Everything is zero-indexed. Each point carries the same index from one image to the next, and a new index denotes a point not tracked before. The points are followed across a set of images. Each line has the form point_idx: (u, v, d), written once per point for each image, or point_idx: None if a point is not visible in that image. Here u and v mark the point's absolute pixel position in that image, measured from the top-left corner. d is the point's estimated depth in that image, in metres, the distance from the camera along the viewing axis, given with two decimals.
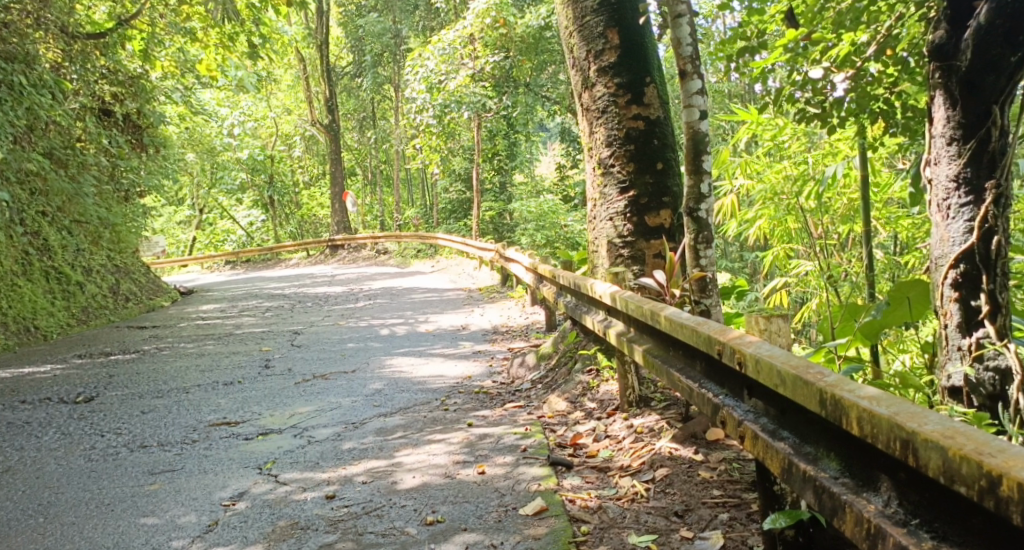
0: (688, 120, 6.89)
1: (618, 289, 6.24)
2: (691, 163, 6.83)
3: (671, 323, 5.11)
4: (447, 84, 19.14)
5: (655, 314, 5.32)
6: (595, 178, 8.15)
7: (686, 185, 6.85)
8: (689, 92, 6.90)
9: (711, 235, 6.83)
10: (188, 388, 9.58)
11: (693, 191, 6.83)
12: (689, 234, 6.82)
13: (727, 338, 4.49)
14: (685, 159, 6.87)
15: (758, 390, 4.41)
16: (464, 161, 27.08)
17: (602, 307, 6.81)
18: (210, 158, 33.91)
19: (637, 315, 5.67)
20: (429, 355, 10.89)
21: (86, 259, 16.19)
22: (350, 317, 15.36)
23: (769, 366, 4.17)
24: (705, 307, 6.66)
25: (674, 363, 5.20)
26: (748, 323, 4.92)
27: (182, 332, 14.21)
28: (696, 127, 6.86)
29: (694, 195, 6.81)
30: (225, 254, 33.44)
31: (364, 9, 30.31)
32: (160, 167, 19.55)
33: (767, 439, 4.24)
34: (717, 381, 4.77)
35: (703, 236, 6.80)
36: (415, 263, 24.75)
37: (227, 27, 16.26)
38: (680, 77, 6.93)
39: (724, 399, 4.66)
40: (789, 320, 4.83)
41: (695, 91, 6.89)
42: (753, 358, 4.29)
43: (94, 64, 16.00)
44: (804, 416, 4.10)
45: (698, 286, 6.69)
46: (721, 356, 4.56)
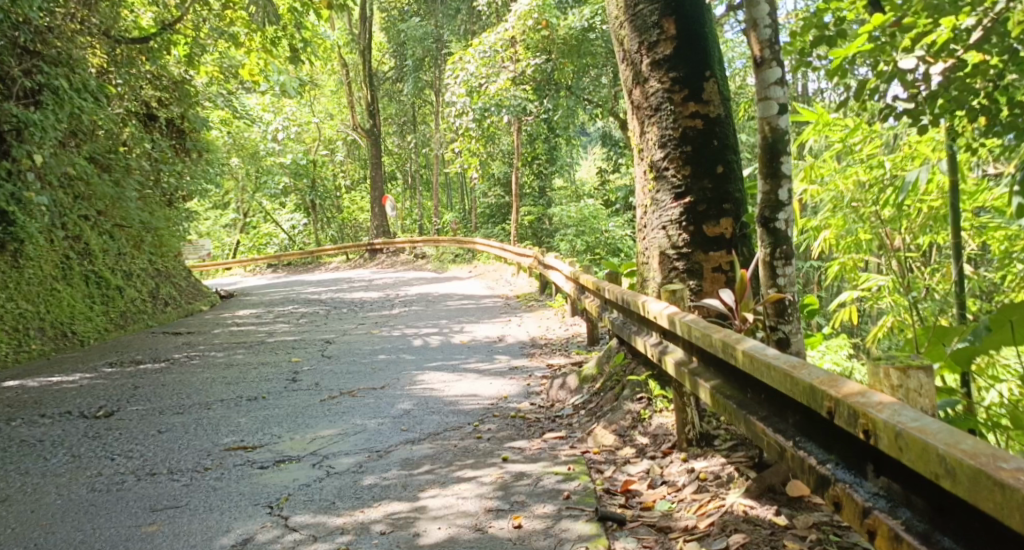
0: (762, 116, 6.11)
1: (679, 311, 5.57)
2: (766, 166, 6.06)
3: (755, 361, 4.58)
4: (488, 88, 18.31)
5: (735, 351, 4.74)
6: (646, 183, 7.40)
7: (760, 191, 6.06)
8: (766, 83, 6.12)
9: (790, 250, 6.03)
10: (212, 403, 8.69)
11: (765, 198, 6.05)
12: (763, 250, 6.04)
13: (852, 399, 3.99)
14: (759, 160, 6.11)
15: (891, 469, 3.93)
16: (504, 165, 26.37)
17: (656, 329, 6.10)
18: (253, 162, 33.40)
19: (701, 343, 5.11)
20: (463, 370, 10.13)
21: (126, 263, 15.64)
22: (384, 325, 14.71)
23: (924, 446, 3.70)
24: (782, 335, 5.89)
25: (754, 411, 4.70)
26: (877, 375, 4.19)
27: (214, 340, 13.51)
28: (774, 123, 6.07)
29: (769, 201, 6.03)
30: (266, 257, 32.99)
31: (407, 12, 29.70)
32: (202, 171, 18.96)
33: (916, 542, 3.76)
34: (820, 442, 4.28)
35: (782, 250, 5.99)
36: (453, 268, 24.06)
37: (270, 31, 15.66)
38: (755, 65, 6.17)
39: (834, 470, 4.16)
40: (929, 373, 4.10)
41: (773, 81, 6.12)
42: (892, 430, 3.81)
43: (140, 69, 15.59)
44: (973, 517, 3.64)
45: (775, 310, 5.92)
46: (835, 417, 4.08)
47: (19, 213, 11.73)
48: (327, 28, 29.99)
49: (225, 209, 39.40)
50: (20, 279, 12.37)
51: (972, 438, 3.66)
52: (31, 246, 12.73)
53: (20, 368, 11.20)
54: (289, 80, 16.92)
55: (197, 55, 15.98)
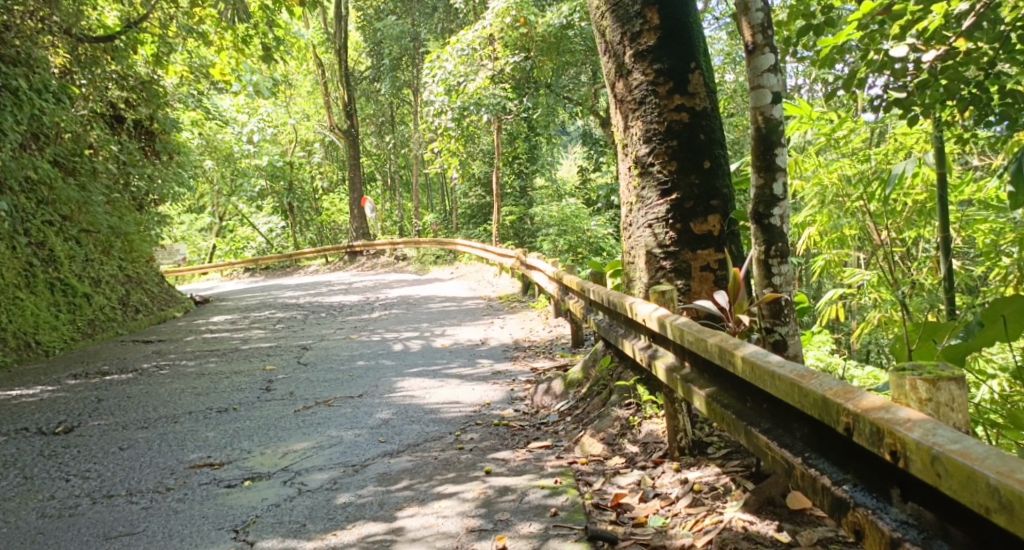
0: (755, 105, 5.86)
1: (669, 314, 5.36)
2: (760, 161, 5.82)
3: (757, 369, 4.42)
4: (466, 86, 17.88)
5: (736, 359, 4.56)
6: (630, 180, 7.13)
7: (753, 185, 5.84)
8: (758, 71, 5.84)
9: (786, 247, 5.80)
10: (179, 416, 8.39)
11: (757, 193, 5.84)
12: (757, 247, 5.83)
13: (878, 417, 3.85)
14: (752, 153, 5.87)
15: (920, 493, 3.82)
16: (483, 164, 26.04)
17: (644, 332, 5.87)
18: (229, 165, 32.89)
19: (694, 347, 4.94)
20: (444, 375, 9.83)
21: (94, 269, 15.25)
22: (363, 329, 14.39)
23: (969, 472, 3.59)
24: (779, 337, 5.67)
25: (756, 422, 4.54)
26: (902, 387, 3.93)
27: (186, 348, 13.19)
28: (768, 113, 5.79)
29: (763, 196, 5.81)
30: (244, 262, 32.54)
31: (383, 11, 29.29)
32: (175, 175, 18.51)
33: None
34: (833, 460, 4.15)
35: (777, 248, 5.78)
36: (434, 269, 23.73)
37: (239, 29, 15.27)
38: (747, 53, 5.89)
39: (852, 491, 4.04)
40: (961, 384, 3.86)
41: (766, 68, 5.83)
42: (927, 452, 3.70)
43: (104, 68, 15.18)
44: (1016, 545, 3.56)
45: (770, 311, 5.69)
46: (856, 435, 3.95)
47: None
48: (302, 29, 29.59)
49: (203, 213, 38.87)
50: None
51: (1014, 462, 3.57)
52: None
53: None
54: (262, 80, 16.54)
55: (164, 54, 15.59)
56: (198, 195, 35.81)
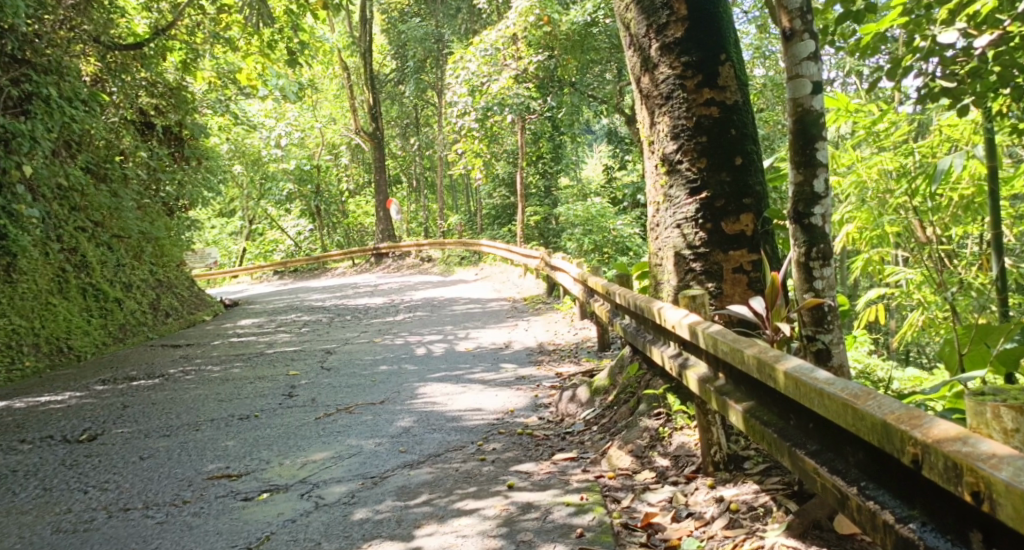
0: (792, 97, 5.55)
1: (700, 320, 5.12)
2: (799, 155, 5.53)
3: (804, 387, 4.16)
4: (490, 86, 17.68)
5: (780, 374, 4.30)
6: (657, 178, 6.84)
7: (792, 182, 5.55)
8: (796, 59, 5.55)
9: (828, 249, 5.50)
10: (200, 423, 8.13)
11: (794, 190, 5.55)
12: (797, 248, 5.54)
13: (957, 454, 3.53)
14: (790, 148, 5.58)
15: (1004, 538, 3.49)
16: (508, 165, 25.81)
17: (674, 340, 5.60)
18: (256, 168, 32.86)
19: (729, 359, 4.71)
20: (467, 381, 9.57)
21: (126, 274, 15.02)
22: (387, 332, 14.18)
23: None
24: (822, 346, 5.37)
25: (802, 444, 4.28)
26: (983, 416, 3.87)
27: (211, 353, 12.97)
28: (806, 104, 5.51)
29: (802, 194, 5.51)
30: (271, 265, 32.48)
31: (407, 13, 29.13)
32: (203, 179, 18.34)
33: None
34: (898, 494, 3.83)
35: (818, 250, 5.48)
36: (459, 271, 23.51)
37: (266, 34, 15.13)
38: (783, 40, 5.59)
39: (921, 530, 3.71)
40: None
41: (805, 56, 5.54)
42: (1017, 495, 3.37)
43: (134, 75, 15.12)
44: None
45: (812, 317, 5.41)
46: (927, 469, 3.63)
47: (12, 225, 11.21)
48: (328, 32, 29.51)
49: (231, 217, 38.90)
50: (16, 294, 11.81)
51: None
52: (25, 260, 12.16)
53: (10, 389, 10.69)
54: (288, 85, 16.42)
55: (193, 61, 15.51)
56: (227, 199, 35.77)
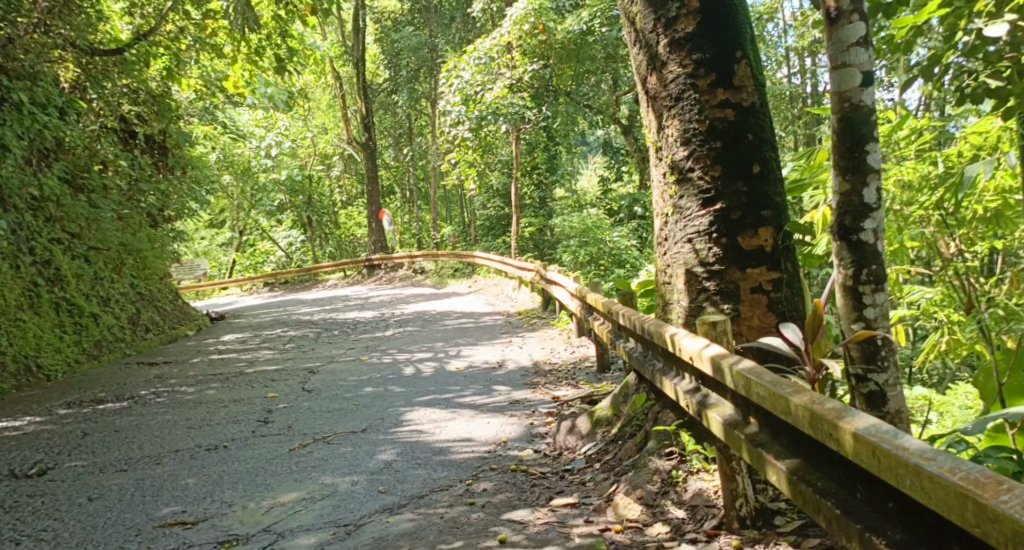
0: (836, 90, 5.00)
1: (726, 355, 4.62)
2: (845, 160, 4.98)
3: (890, 460, 3.65)
4: (483, 96, 17.04)
5: (857, 441, 3.77)
6: (665, 187, 6.21)
7: (837, 192, 5.01)
8: (843, 45, 4.98)
9: (880, 270, 4.98)
10: (162, 456, 7.46)
11: (838, 202, 5.02)
12: (843, 270, 5.03)
13: None
14: (833, 150, 5.02)
15: None
16: (502, 176, 25.14)
17: (689, 373, 5.11)
18: (245, 178, 32.15)
19: (771, 408, 4.22)
20: (458, 404, 8.94)
21: (104, 287, 14.32)
22: (375, 349, 13.53)
23: None
24: (877, 385, 4.89)
25: (879, 528, 3.79)
26: None
27: (188, 373, 12.16)
28: (855, 98, 4.95)
29: (850, 206, 4.98)
30: (262, 277, 31.76)
31: (400, 21, 28.43)
32: (189, 189, 17.66)
33: None
34: None
35: (869, 271, 4.96)
36: (452, 283, 22.84)
37: (254, 40, 14.23)
38: (827, 22, 5.03)
39: None
40: None
41: (853, 42, 4.97)
42: None
43: (116, 83, 14.35)
44: None
45: (864, 353, 4.91)
46: None
47: None
48: (319, 40, 28.83)
49: (222, 227, 38.09)
50: None
51: None
52: None
53: None
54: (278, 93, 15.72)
55: (177, 68, 14.68)
56: (216, 209, 35.00)
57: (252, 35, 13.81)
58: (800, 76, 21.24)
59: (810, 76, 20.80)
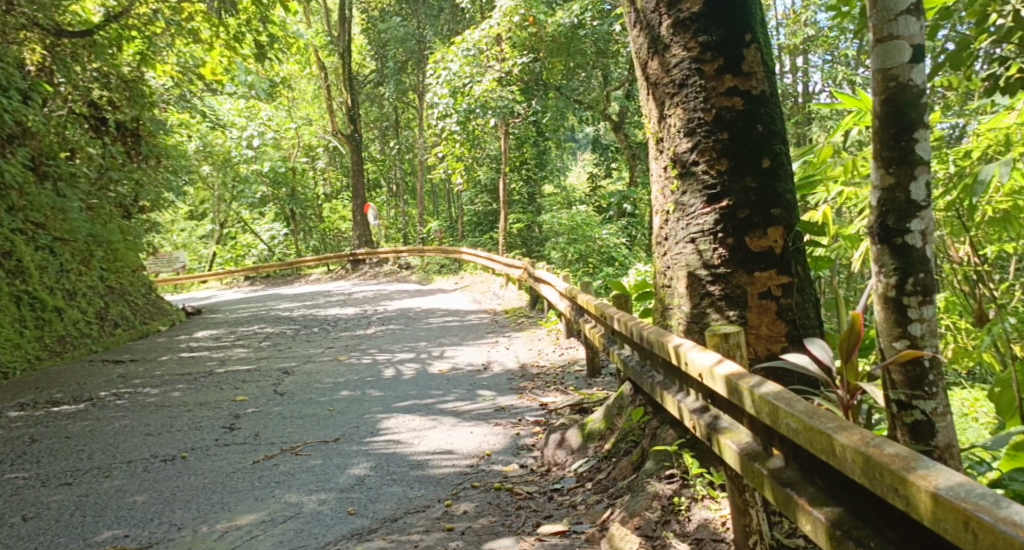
0: (881, 67, 4.54)
1: (744, 377, 4.18)
2: (887, 146, 4.53)
3: (990, 534, 3.19)
4: (472, 88, 16.31)
5: (938, 505, 3.31)
6: (665, 182, 5.71)
7: (879, 185, 4.56)
8: (891, 15, 4.53)
9: (931, 278, 4.50)
10: (113, 467, 6.89)
11: (881, 199, 4.55)
12: (886, 278, 4.54)
13: None
14: (875, 132, 4.57)
15: None
16: (489, 171, 24.58)
17: (698, 392, 4.68)
18: (226, 169, 31.48)
19: (812, 448, 3.76)
20: (439, 410, 8.45)
21: (69, 281, 13.61)
22: (355, 348, 13.00)
23: None
24: (922, 414, 4.44)
25: None
26: None
27: (154, 372, 11.55)
28: (903, 77, 4.49)
29: (895, 203, 4.50)
30: (244, 270, 31.16)
31: (387, 12, 27.73)
32: (164, 180, 17.00)
33: None
34: None
35: (916, 280, 4.48)
36: (437, 279, 22.29)
37: (231, 25, 13.47)
38: None
39: None
40: None
41: (902, 13, 4.52)
42: None
43: (85, 68, 13.66)
44: None
45: (907, 377, 4.47)
46: None
47: None
48: (304, 30, 28.14)
49: (203, 220, 37.37)
50: None
51: None
52: None
53: None
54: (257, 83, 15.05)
55: (151, 54, 13.93)
56: (199, 201, 34.29)
57: (230, 20, 13.12)
58: (792, 74, 20.75)
59: (801, 74, 20.31)
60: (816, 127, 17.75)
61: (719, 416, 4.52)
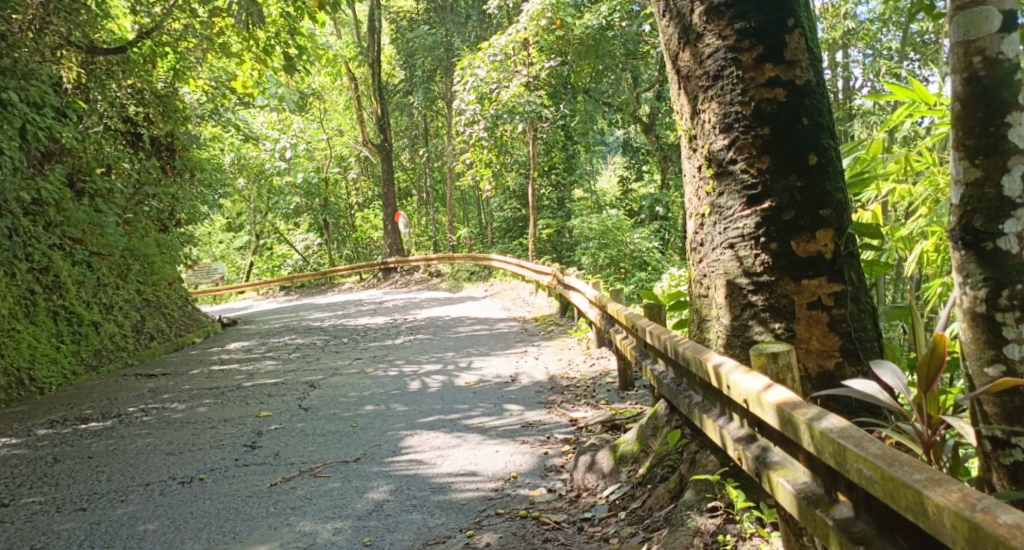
0: (964, 39, 4.10)
1: (804, 410, 3.72)
2: (971, 129, 4.08)
3: None
4: (500, 94, 15.88)
5: None
6: (701, 183, 5.24)
7: (964, 178, 4.11)
8: None
9: None
10: (129, 490, 6.51)
11: (967, 196, 4.10)
12: (974, 290, 4.08)
13: None
14: (955, 113, 4.14)
15: None
16: (519, 177, 24.17)
17: (746, 419, 4.24)
18: (259, 181, 31.33)
19: (899, 507, 3.25)
20: (465, 424, 8.02)
21: (107, 294, 13.29)
22: (383, 359, 12.62)
23: None
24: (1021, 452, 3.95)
25: None
26: None
27: (183, 386, 11.18)
28: (989, 49, 4.04)
29: (984, 201, 4.05)
30: (277, 280, 30.92)
31: (416, 20, 27.41)
32: (197, 193, 16.67)
33: None
34: None
35: (1012, 293, 4.00)
36: (468, 286, 21.89)
37: (263, 36, 12.98)
38: None
39: None
40: None
41: None
42: None
43: (118, 84, 13.28)
44: None
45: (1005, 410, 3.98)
46: None
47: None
48: (332, 39, 27.85)
49: (237, 232, 37.25)
50: None
51: None
52: None
53: None
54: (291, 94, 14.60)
55: (184, 68, 13.51)
56: (232, 212, 34.16)
57: (261, 32, 12.57)
58: (829, 71, 20.14)
59: (839, 71, 19.75)
60: (857, 126, 17.14)
61: (770, 450, 4.06)
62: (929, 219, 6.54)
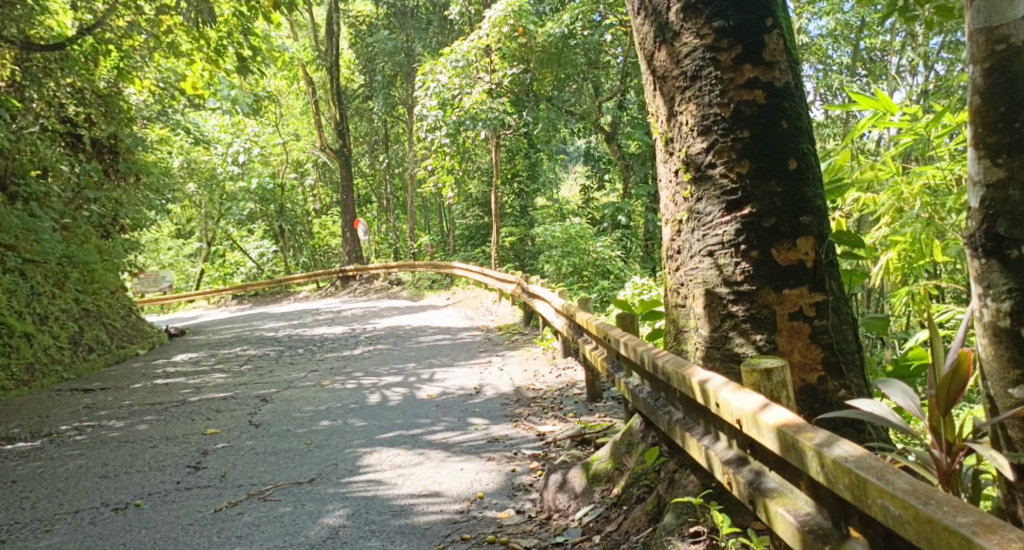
0: (986, 25, 3.92)
1: (810, 437, 3.49)
2: (998, 122, 3.89)
3: None
4: (461, 100, 15.58)
5: None
6: (676, 188, 5.01)
7: (988, 180, 3.91)
8: None
9: None
10: (55, 519, 6.13)
11: (989, 199, 3.90)
12: (997, 302, 3.89)
13: None
14: (977, 106, 3.95)
15: None
16: (480, 184, 23.87)
17: (739, 442, 4.00)
18: (212, 187, 30.74)
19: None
20: (426, 440, 7.72)
21: (39, 303, 12.80)
22: (341, 370, 12.26)
23: None
24: None
25: None
26: None
27: (123, 402, 10.73)
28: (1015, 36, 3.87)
29: (1008, 203, 3.86)
30: (232, 288, 30.32)
31: (375, 26, 27.00)
32: (144, 199, 16.14)
33: None
34: None
35: None
36: (429, 295, 21.54)
37: (212, 38, 12.62)
38: None
39: None
40: None
41: None
42: None
43: (54, 82, 12.85)
44: None
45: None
46: None
47: None
48: (290, 44, 27.37)
49: (190, 238, 36.56)
50: None
51: None
52: None
53: None
54: (241, 96, 14.19)
55: (126, 68, 13.05)
56: (186, 219, 33.50)
57: (210, 32, 12.20)
58: None
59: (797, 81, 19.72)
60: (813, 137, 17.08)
61: (765, 475, 3.84)
62: (893, 228, 6.41)
